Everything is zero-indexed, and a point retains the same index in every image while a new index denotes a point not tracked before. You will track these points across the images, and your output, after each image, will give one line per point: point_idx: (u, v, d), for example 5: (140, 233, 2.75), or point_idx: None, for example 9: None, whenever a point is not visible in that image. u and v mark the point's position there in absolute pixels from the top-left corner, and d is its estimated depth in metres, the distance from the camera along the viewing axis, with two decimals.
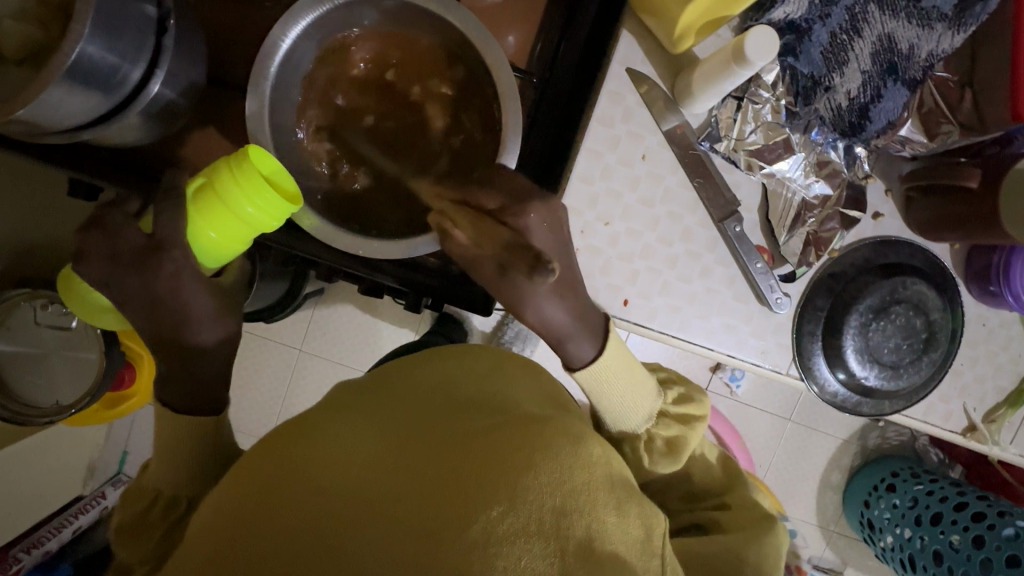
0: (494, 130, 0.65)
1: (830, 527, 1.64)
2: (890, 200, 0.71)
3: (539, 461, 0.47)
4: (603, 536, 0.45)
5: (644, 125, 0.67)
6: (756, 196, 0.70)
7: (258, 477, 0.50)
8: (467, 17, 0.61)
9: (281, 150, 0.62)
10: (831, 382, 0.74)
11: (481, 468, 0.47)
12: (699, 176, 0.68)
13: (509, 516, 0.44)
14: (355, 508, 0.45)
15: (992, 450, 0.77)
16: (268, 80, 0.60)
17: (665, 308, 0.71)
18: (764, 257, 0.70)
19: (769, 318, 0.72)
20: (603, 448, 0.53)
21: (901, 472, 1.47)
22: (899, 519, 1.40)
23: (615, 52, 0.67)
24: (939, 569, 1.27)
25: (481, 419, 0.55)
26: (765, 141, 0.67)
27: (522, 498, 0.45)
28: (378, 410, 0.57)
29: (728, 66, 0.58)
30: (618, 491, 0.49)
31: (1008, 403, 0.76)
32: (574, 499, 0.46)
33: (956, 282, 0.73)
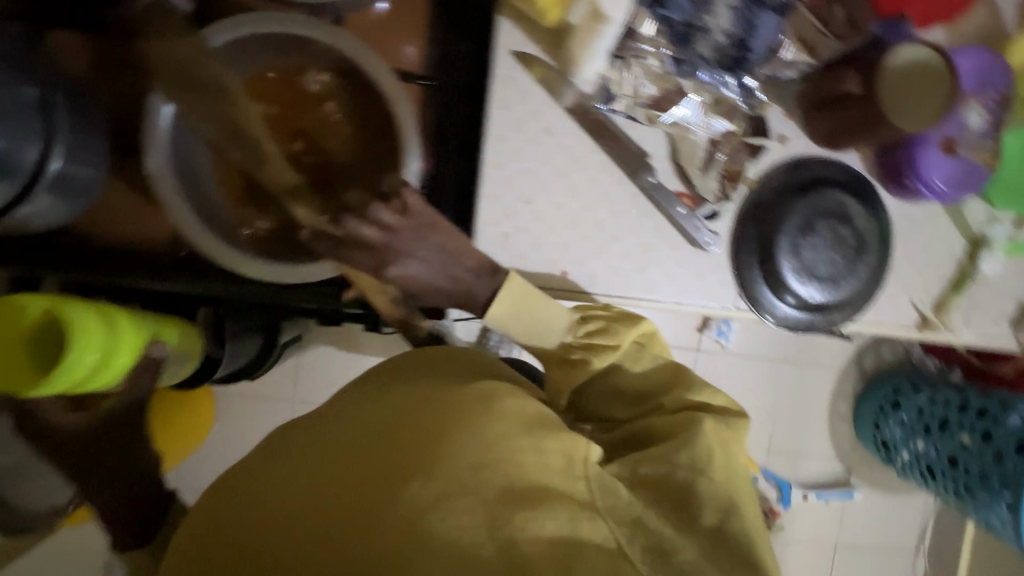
0: (390, 134, 0.66)
1: (850, 456, 1.66)
2: (791, 122, 0.73)
3: (455, 431, 0.51)
4: (524, 476, 0.49)
5: (541, 102, 0.69)
6: (664, 146, 0.72)
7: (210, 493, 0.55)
8: (348, 37, 0.63)
9: (196, 199, 0.64)
10: (779, 307, 0.75)
11: (399, 447, 0.51)
12: (605, 138, 0.70)
13: (429, 486, 0.48)
14: (296, 502, 0.49)
15: (950, 337, 0.80)
16: (162, 138, 0.61)
17: (603, 270, 0.72)
18: (685, 201, 0.72)
19: (704, 259, 0.73)
20: (517, 397, 0.56)
21: (902, 387, 1.48)
22: (910, 434, 1.42)
23: (499, 38, 0.69)
24: (956, 472, 1.28)
25: (404, 398, 0.58)
26: (659, 91, 0.70)
27: (440, 465, 0.49)
28: (312, 416, 0.62)
29: (594, 26, 0.65)
30: (534, 430, 0.52)
31: (952, 289, 0.79)
32: (491, 452, 0.50)
33: (872, 183, 0.75)
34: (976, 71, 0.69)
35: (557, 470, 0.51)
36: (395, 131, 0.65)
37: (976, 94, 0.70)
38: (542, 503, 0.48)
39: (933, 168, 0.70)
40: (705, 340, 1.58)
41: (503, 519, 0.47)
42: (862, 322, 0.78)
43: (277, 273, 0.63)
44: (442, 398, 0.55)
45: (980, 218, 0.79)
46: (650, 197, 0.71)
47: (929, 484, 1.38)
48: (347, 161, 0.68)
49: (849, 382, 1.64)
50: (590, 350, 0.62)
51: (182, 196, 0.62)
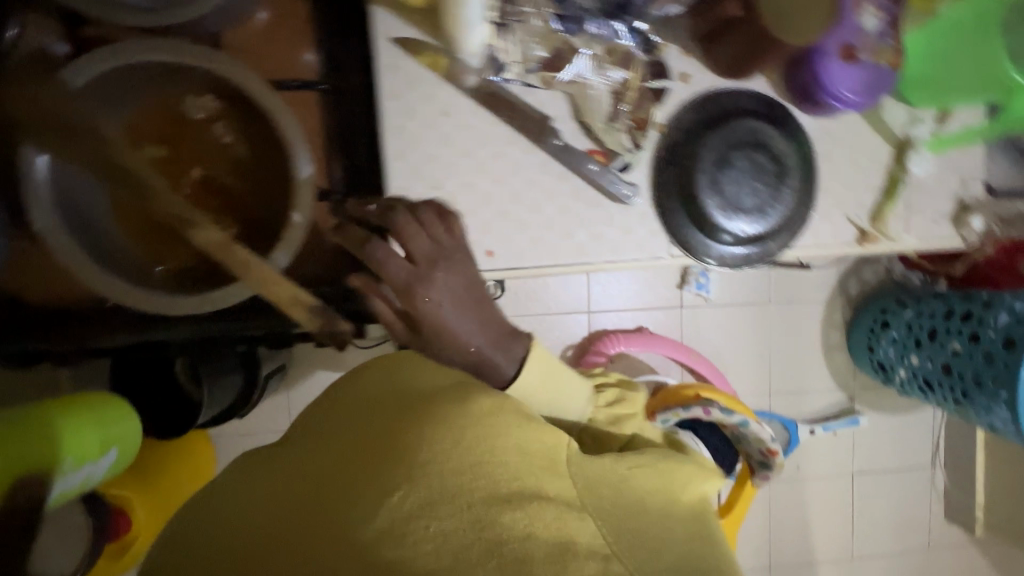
0: (279, 148, 0.64)
1: (850, 383, 1.66)
2: (691, 59, 0.72)
3: (437, 435, 0.51)
4: (506, 477, 0.49)
5: (432, 85, 0.68)
6: (565, 106, 0.70)
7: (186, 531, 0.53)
8: (216, 57, 0.60)
9: (95, 249, 0.62)
10: (717, 244, 0.75)
11: (381, 464, 0.51)
12: (502, 110, 0.69)
13: (411, 496, 0.48)
14: (275, 535, 0.48)
15: (891, 246, 0.80)
16: (41, 192, 0.58)
17: (529, 241, 0.71)
18: (597, 158, 0.71)
19: (627, 212, 0.72)
20: (491, 394, 0.57)
21: (889, 307, 1.49)
22: (903, 350, 1.42)
23: (377, 27, 0.67)
24: (951, 380, 1.26)
25: (376, 416, 0.57)
26: (548, 50, 0.68)
27: (418, 475, 0.49)
28: (293, 443, 0.60)
29: None
30: (514, 428, 0.53)
31: (885, 197, 0.78)
32: (470, 455, 0.50)
33: (794, 107, 0.74)
34: None
35: (541, 469, 0.52)
36: (284, 145, 0.62)
37: None
38: (527, 502, 0.48)
39: (838, 80, 0.69)
40: (687, 296, 1.56)
41: (490, 520, 0.46)
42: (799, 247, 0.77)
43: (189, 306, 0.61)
44: (418, 406, 0.55)
45: (902, 120, 0.78)
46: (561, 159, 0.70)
47: (929, 397, 1.37)
48: (248, 181, 0.67)
49: (838, 309, 1.65)
50: (610, 420, 0.75)
51: (75, 249, 0.60)
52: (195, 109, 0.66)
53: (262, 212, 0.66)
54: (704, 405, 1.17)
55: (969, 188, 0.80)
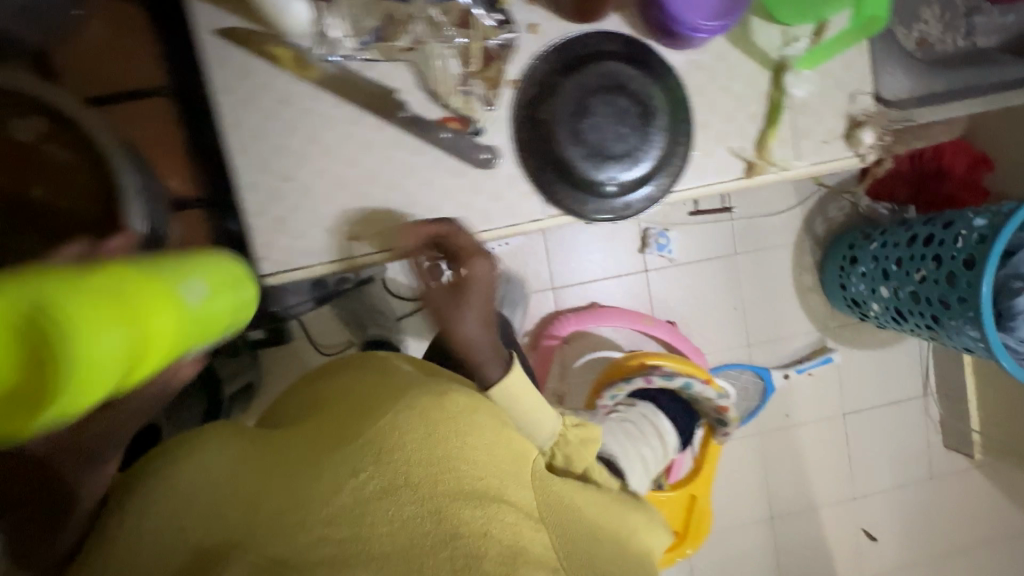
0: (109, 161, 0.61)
1: (830, 324, 1.61)
2: (536, 8, 0.69)
3: (413, 424, 0.55)
4: (471, 470, 0.53)
5: (265, 73, 0.65)
6: (410, 75, 0.67)
7: (106, 521, 0.46)
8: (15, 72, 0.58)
9: None
10: (601, 195, 0.72)
11: (351, 445, 0.53)
12: (343, 90, 0.66)
13: (375, 477, 0.50)
14: (237, 505, 0.48)
15: (780, 173, 0.76)
16: None
17: (394, 220, 0.69)
18: (452, 125, 0.68)
19: (492, 176, 0.70)
20: (470, 397, 0.63)
21: (857, 240, 1.44)
22: (874, 283, 1.37)
23: (198, 22, 0.64)
24: (919, 306, 1.23)
25: (360, 409, 0.60)
26: (380, 20, 0.65)
27: (386, 458, 0.51)
28: (240, 451, 0.54)
29: None
30: (486, 431, 0.59)
31: (766, 123, 0.74)
32: (443, 446, 0.54)
33: (658, 40, 0.71)
34: None
35: (508, 477, 0.56)
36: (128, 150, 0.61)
37: None
38: (487, 504, 0.51)
39: (690, 9, 0.66)
40: (650, 259, 1.52)
41: (447, 512, 0.48)
42: (678, 190, 0.75)
43: None
44: (397, 398, 0.60)
45: (775, 42, 0.74)
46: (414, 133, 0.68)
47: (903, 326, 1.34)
48: None
49: (808, 250, 1.59)
50: (580, 441, 0.75)
51: None
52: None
53: None
54: (645, 373, 1.14)
55: (858, 103, 0.77)
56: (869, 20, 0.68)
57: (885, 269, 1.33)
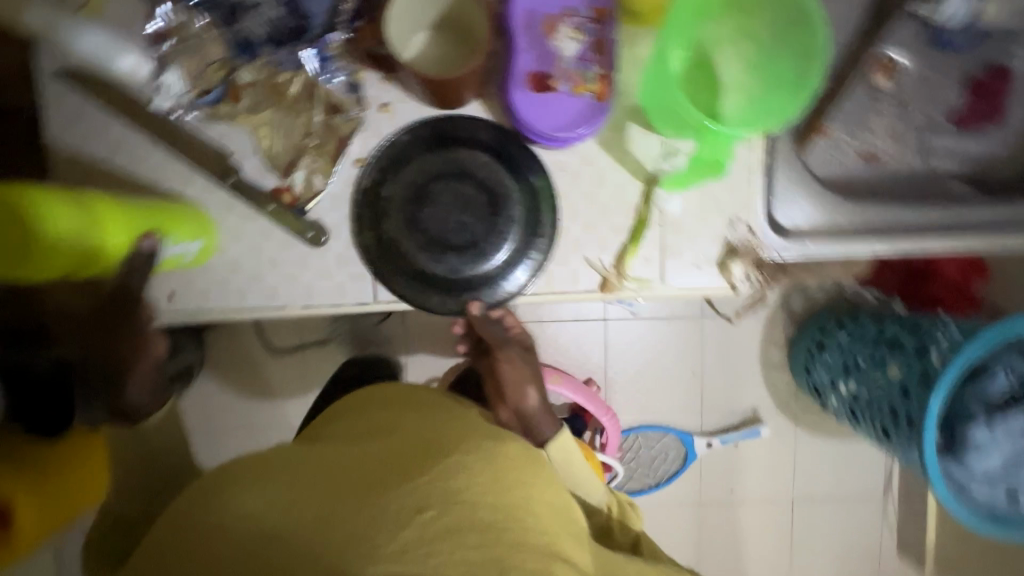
0: None
1: (791, 403, 1.33)
2: (390, 86, 0.65)
3: (481, 469, 0.56)
4: (529, 518, 0.54)
5: (101, 119, 0.64)
6: (249, 139, 0.65)
7: (205, 535, 0.50)
8: None
9: None
10: (456, 281, 0.70)
11: (421, 476, 0.53)
12: (175, 147, 0.64)
13: (443, 516, 0.50)
14: (305, 527, 0.49)
15: (642, 292, 0.71)
16: None
17: (214, 284, 0.67)
18: (284, 196, 0.66)
19: (321, 253, 0.67)
20: (522, 447, 0.63)
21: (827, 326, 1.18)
22: (837, 376, 1.14)
23: (36, 60, 0.63)
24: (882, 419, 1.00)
25: (380, 442, 0.61)
26: (221, 80, 0.63)
27: (455, 500, 0.51)
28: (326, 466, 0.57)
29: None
30: (527, 481, 0.58)
31: (629, 239, 0.69)
32: (505, 495, 0.54)
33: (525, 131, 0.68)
34: None
35: (562, 533, 0.57)
36: None
37: (562, 14, 0.59)
38: (539, 551, 0.51)
39: (536, 117, 0.61)
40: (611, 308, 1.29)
41: (507, 559, 0.49)
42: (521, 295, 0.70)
43: None
44: (424, 440, 0.61)
45: (651, 153, 0.69)
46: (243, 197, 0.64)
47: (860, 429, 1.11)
48: None
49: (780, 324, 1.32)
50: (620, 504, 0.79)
51: None
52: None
53: None
54: None
55: (736, 229, 0.71)
56: (711, 164, 0.68)
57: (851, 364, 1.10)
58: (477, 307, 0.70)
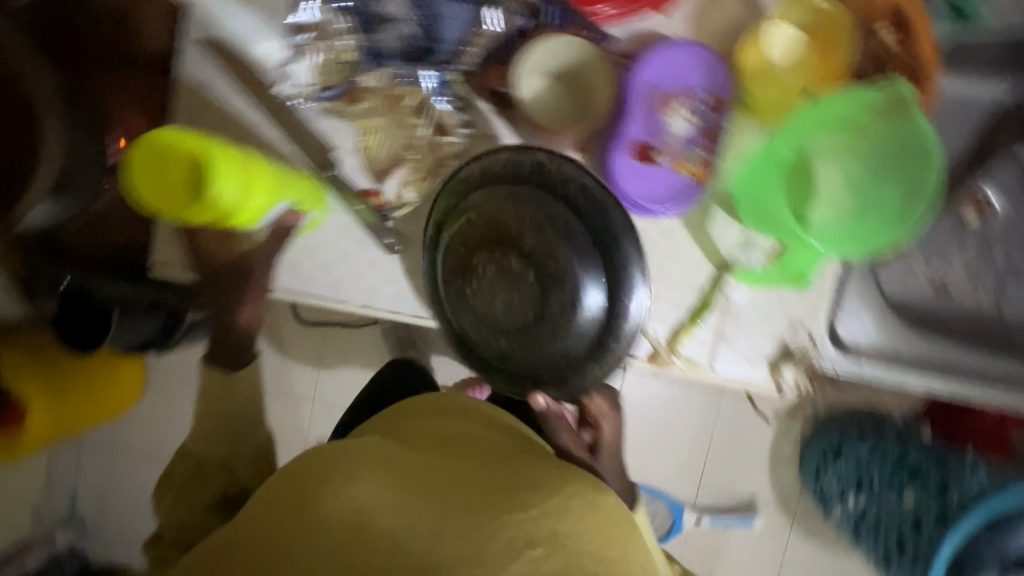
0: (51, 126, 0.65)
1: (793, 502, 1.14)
2: (498, 119, 0.67)
3: (579, 512, 0.57)
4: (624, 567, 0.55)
5: (228, 91, 0.69)
6: (354, 138, 0.69)
7: (321, 520, 0.52)
8: None
9: None
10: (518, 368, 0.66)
11: (525, 508, 0.55)
12: (287, 131, 0.68)
13: (548, 557, 0.51)
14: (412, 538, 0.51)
15: (689, 371, 0.71)
16: None
17: (288, 264, 0.70)
18: (372, 199, 0.68)
19: (393, 260, 0.69)
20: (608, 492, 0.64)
21: (848, 434, 1.02)
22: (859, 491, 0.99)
23: (187, 26, 0.68)
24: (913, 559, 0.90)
25: (472, 462, 0.62)
26: (343, 81, 0.66)
27: (558, 542, 0.53)
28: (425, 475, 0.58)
29: None
30: (621, 532, 0.59)
31: (689, 318, 0.70)
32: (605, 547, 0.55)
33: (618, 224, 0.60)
34: (684, 71, 0.61)
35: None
36: None
37: (679, 93, 0.61)
38: None
39: (633, 181, 0.62)
40: None
41: None
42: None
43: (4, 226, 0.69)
44: (517, 471, 0.62)
45: (730, 241, 0.69)
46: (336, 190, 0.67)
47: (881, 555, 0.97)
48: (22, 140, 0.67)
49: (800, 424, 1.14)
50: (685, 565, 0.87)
51: None
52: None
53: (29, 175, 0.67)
54: None
55: (797, 333, 0.70)
56: (795, 274, 0.67)
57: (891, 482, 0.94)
58: (540, 398, 0.66)
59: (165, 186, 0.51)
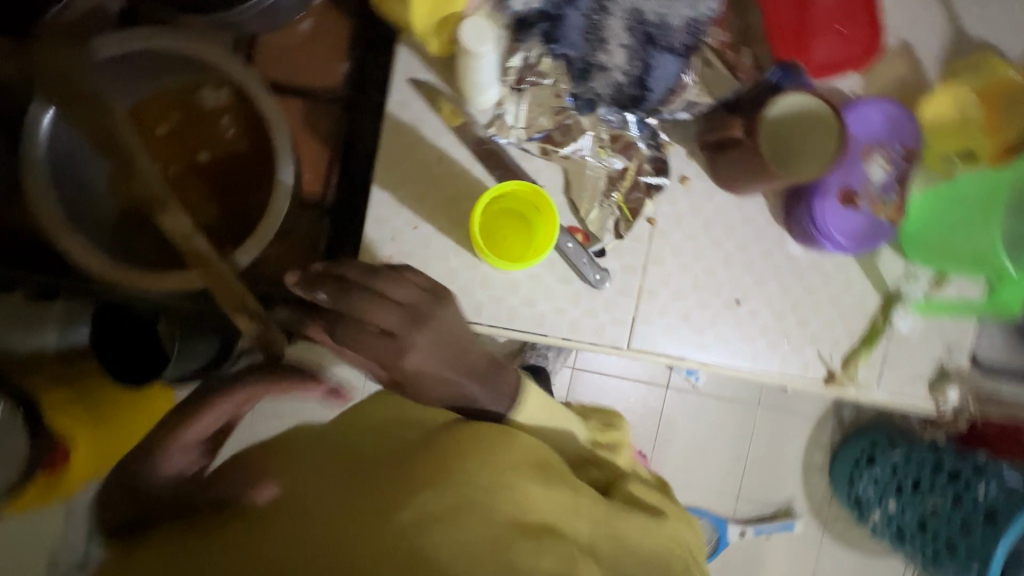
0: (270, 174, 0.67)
1: (824, 511, 1.22)
2: (694, 162, 0.73)
3: (516, 477, 0.57)
4: (525, 506, 0.54)
5: (436, 129, 0.70)
6: (559, 180, 0.72)
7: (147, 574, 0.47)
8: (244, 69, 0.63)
9: (65, 197, 0.61)
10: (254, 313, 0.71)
11: (428, 487, 0.53)
12: (498, 168, 0.70)
13: (435, 499, 0.52)
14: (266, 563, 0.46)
15: (859, 394, 0.77)
16: (42, 163, 0.59)
17: (490, 300, 0.71)
18: (577, 236, 0.71)
19: (594, 294, 0.72)
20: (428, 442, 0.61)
21: (879, 441, 1.14)
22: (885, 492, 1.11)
23: (398, 65, 0.69)
24: (928, 537, 1.06)
25: (415, 463, 0.57)
26: (553, 122, 0.70)
27: (507, 503, 0.54)
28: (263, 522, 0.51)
29: (466, 61, 0.61)
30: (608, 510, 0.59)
31: (862, 344, 0.76)
32: (504, 484, 0.55)
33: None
34: (885, 124, 0.69)
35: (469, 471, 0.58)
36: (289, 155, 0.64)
37: (879, 146, 0.69)
38: (511, 496, 0.55)
39: (834, 221, 0.69)
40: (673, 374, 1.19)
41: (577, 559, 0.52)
42: (740, 371, 0.75)
43: (137, 280, 0.60)
44: (449, 446, 0.58)
45: (897, 274, 0.76)
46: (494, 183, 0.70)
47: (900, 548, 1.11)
48: (229, 168, 0.69)
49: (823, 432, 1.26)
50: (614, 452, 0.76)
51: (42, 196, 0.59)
52: (115, 57, 0.60)
53: (230, 221, 0.68)
54: None
55: (953, 356, 0.77)
56: (1003, 307, 0.74)
57: (899, 484, 1.10)
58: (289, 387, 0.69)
59: (514, 217, 0.68)
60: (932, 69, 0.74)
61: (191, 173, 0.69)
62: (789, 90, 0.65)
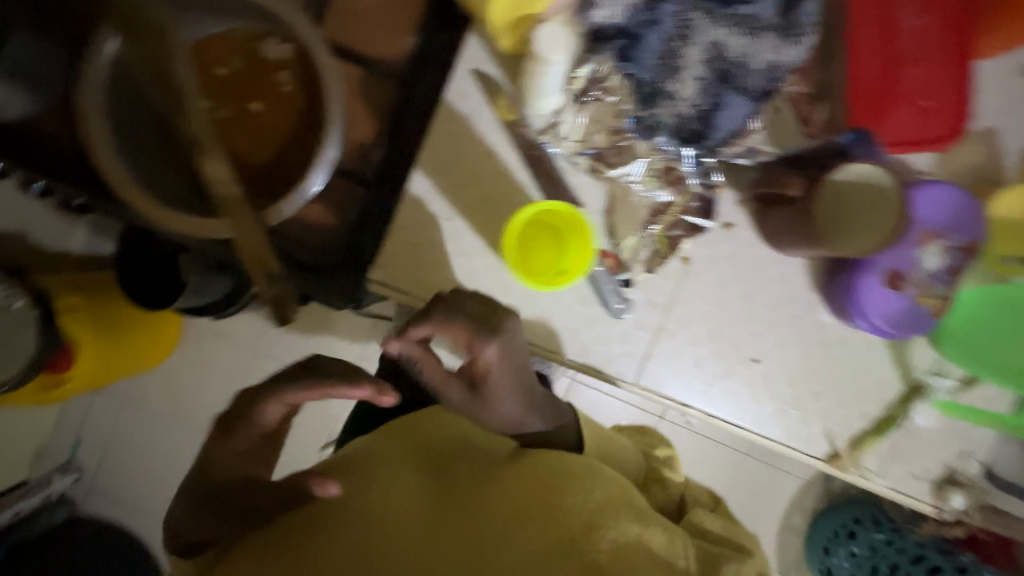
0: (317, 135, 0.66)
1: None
2: (741, 210, 0.70)
3: (607, 508, 0.53)
4: (624, 544, 0.50)
5: (489, 125, 0.69)
6: (601, 200, 0.70)
7: None
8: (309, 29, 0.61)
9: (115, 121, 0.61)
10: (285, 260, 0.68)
11: (520, 531, 0.50)
12: (543, 177, 0.69)
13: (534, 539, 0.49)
14: None
15: (857, 480, 0.74)
16: (100, 85, 0.59)
17: (506, 307, 0.70)
18: (608, 261, 0.69)
19: (611, 322, 0.71)
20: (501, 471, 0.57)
21: (864, 518, 1.10)
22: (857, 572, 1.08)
23: (464, 54, 0.68)
24: None
25: (497, 493, 0.53)
26: (608, 143, 0.68)
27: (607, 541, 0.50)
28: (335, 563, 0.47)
29: (536, 66, 0.62)
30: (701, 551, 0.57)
31: (872, 430, 0.73)
32: (594, 518, 0.52)
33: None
34: (952, 211, 0.64)
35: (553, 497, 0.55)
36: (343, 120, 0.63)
37: (940, 233, 0.65)
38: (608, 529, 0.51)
39: (872, 301, 0.66)
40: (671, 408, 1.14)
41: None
42: (741, 430, 0.73)
43: (170, 219, 0.60)
44: (529, 478, 0.55)
45: (925, 365, 0.73)
46: (535, 191, 0.69)
47: None
48: (278, 122, 0.68)
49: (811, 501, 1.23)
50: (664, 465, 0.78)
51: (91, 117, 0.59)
52: None
53: (268, 176, 0.68)
54: None
55: (964, 462, 0.74)
56: None
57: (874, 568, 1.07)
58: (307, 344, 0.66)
59: (551, 235, 0.67)
60: (1014, 161, 0.70)
61: (240, 119, 0.69)
62: (856, 160, 0.63)
